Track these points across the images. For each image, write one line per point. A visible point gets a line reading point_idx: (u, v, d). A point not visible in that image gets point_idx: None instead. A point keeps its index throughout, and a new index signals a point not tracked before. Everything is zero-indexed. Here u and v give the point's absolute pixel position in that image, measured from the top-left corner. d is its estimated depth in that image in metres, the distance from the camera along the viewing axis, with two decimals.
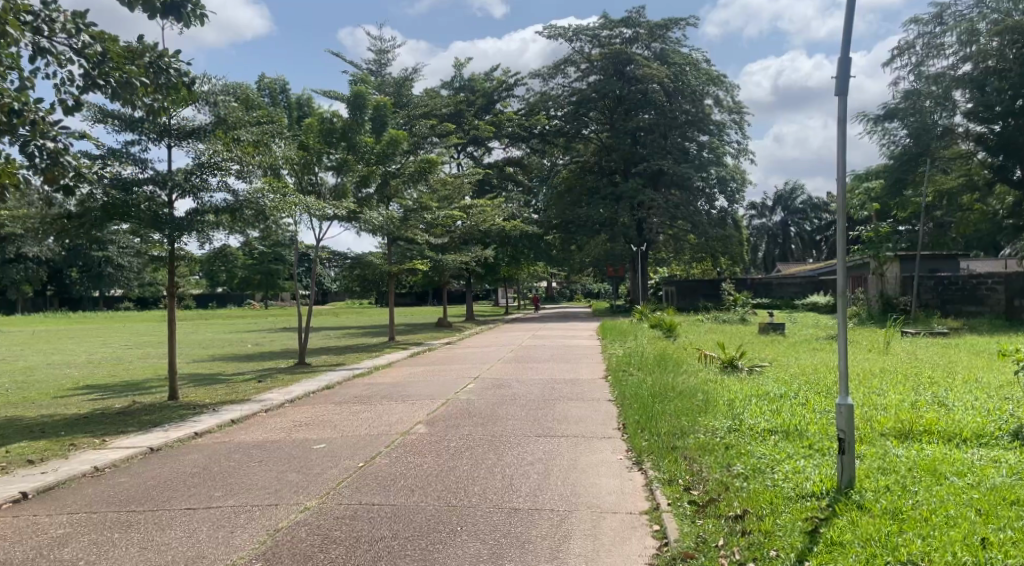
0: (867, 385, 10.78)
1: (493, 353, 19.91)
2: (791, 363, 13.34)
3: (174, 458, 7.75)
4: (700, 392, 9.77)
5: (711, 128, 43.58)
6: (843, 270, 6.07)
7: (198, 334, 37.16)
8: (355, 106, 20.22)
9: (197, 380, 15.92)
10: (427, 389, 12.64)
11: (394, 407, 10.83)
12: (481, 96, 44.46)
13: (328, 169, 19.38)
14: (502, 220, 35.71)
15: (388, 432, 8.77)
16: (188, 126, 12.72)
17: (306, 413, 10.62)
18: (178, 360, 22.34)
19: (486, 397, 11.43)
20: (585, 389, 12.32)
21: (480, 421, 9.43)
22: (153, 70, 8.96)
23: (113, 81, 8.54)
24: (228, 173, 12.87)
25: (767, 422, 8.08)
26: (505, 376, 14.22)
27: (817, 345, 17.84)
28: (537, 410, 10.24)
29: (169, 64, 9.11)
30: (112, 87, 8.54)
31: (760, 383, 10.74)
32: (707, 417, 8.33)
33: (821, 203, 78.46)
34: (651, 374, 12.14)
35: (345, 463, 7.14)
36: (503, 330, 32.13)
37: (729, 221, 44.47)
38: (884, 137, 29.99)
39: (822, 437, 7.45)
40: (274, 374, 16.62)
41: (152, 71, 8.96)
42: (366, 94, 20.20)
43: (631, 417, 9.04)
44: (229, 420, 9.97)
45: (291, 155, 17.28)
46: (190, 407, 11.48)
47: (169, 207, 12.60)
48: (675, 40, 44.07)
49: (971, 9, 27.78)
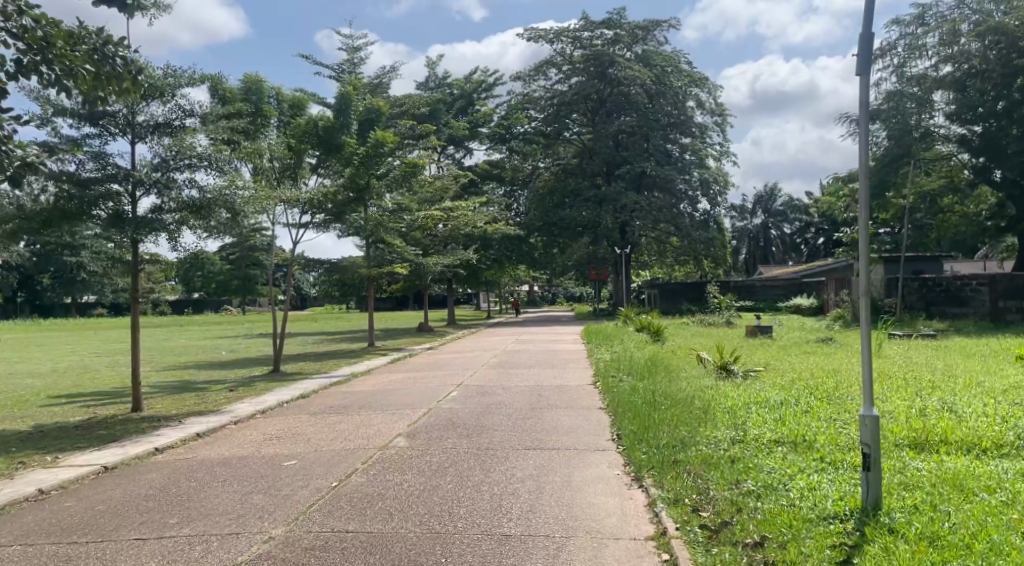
0: (869, 388, 10.30)
1: (476, 358, 19.33)
2: (787, 368, 12.82)
3: (130, 477, 7.12)
4: (696, 399, 9.22)
5: (693, 130, 43.39)
6: (864, 266, 5.54)
7: (171, 340, 36.30)
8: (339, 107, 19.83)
9: (165, 389, 15.22)
10: (408, 397, 12.04)
11: (373, 417, 10.23)
12: (461, 98, 43.92)
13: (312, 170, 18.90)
14: (483, 223, 35.18)
15: (366, 446, 8.16)
16: (154, 121, 12.06)
17: (278, 424, 10.00)
18: (149, 368, 21.58)
19: (470, 406, 10.86)
20: (573, 395, 11.79)
21: (465, 432, 8.85)
22: (97, 56, 8.28)
23: (55, 68, 8.03)
24: (196, 168, 12.19)
25: (773, 432, 7.56)
26: (488, 383, 13.65)
27: (809, 348, 17.38)
28: (525, 420, 9.67)
29: (114, 53, 8.44)
30: (54, 74, 8.03)
31: (758, 389, 10.22)
32: (708, 427, 7.78)
33: (801, 204, 78.50)
34: (642, 379, 11.62)
35: (317, 483, 6.52)
36: (486, 335, 31.57)
37: (711, 223, 44.22)
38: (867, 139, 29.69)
39: (834, 449, 6.92)
40: (248, 382, 15.96)
41: (96, 57, 8.27)
42: (351, 95, 19.69)
43: (626, 426, 8.49)
44: (194, 433, 9.34)
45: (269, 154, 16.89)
46: (154, 420, 10.81)
47: (131, 205, 11.92)
48: (656, 41, 43.75)
49: (953, 10, 27.42)
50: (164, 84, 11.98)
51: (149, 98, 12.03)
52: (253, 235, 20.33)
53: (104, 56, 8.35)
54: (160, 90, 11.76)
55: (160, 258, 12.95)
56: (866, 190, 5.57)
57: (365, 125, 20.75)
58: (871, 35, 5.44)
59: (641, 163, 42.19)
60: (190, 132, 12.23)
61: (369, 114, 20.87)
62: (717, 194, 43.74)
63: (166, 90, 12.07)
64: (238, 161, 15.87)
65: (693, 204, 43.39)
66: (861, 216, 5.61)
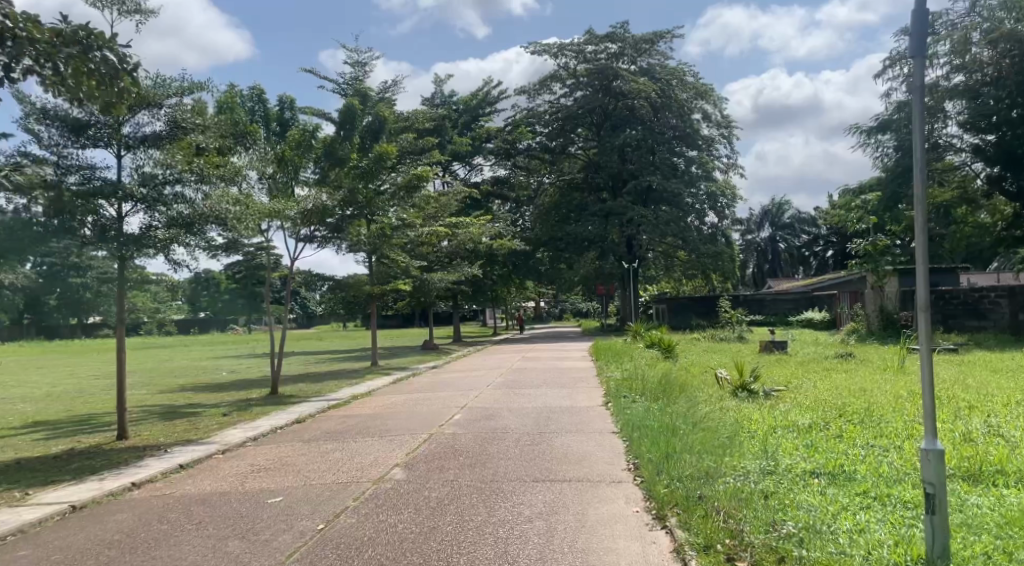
0: (902, 409, 9.56)
1: (483, 378, 18.65)
2: (810, 387, 12.12)
3: (97, 518, 6.43)
4: (717, 423, 8.53)
5: (700, 143, 42.87)
6: (925, 279, 4.85)
7: (172, 361, 35.69)
8: (345, 119, 19.73)
9: (158, 415, 14.56)
10: (408, 422, 11.34)
11: (370, 445, 9.54)
12: (466, 113, 43.56)
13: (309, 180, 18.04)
14: (488, 238, 34.68)
15: (360, 479, 7.45)
16: (141, 133, 11.48)
17: (269, 453, 9.34)
18: (145, 390, 20.93)
19: (473, 431, 10.16)
20: (584, 418, 11.10)
21: (467, 462, 8.16)
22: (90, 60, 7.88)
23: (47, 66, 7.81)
24: (189, 181, 11.59)
25: (808, 461, 6.85)
26: (495, 405, 12.95)
27: (828, 364, 16.62)
28: (531, 446, 8.98)
29: (102, 49, 7.97)
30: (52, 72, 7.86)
31: (782, 411, 9.54)
32: (736, 456, 7.07)
33: (809, 218, 77.71)
34: (658, 400, 10.94)
35: (301, 526, 5.83)
36: (492, 352, 30.92)
37: (720, 237, 43.59)
38: (877, 150, 29.41)
39: (879, 482, 6.22)
40: (245, 405, 15.29)
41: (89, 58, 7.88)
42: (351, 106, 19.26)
43: (643, 455, 7.80)
44: (176, 465, 8.66)
45: (260, 168, 16.27)
46: (138, 449, 10.14)
47: (117, 221, 11.28)
48: (660, 53, 43.21)
49: (964, 17, 26.76)
50: (153, 94, 11.40)
51: (136, 109, 11.45)
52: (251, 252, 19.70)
53: (88, 50, 7.87)
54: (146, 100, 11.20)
55: (147, 275, 12.33)
56: (921, 187, 4.92)
57: (349, 126, 19.73)
58: (925, 14, 4.81)
59: (647, 176, 41.34)
60: (181, 145, 11.68)
61: (374, 126, 20.82)
62: (725, 207, 43.06)
63: (153, 101, 11.52)
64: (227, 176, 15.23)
65: (700, 217, 42.67)
66: (916, 216, 4.95)
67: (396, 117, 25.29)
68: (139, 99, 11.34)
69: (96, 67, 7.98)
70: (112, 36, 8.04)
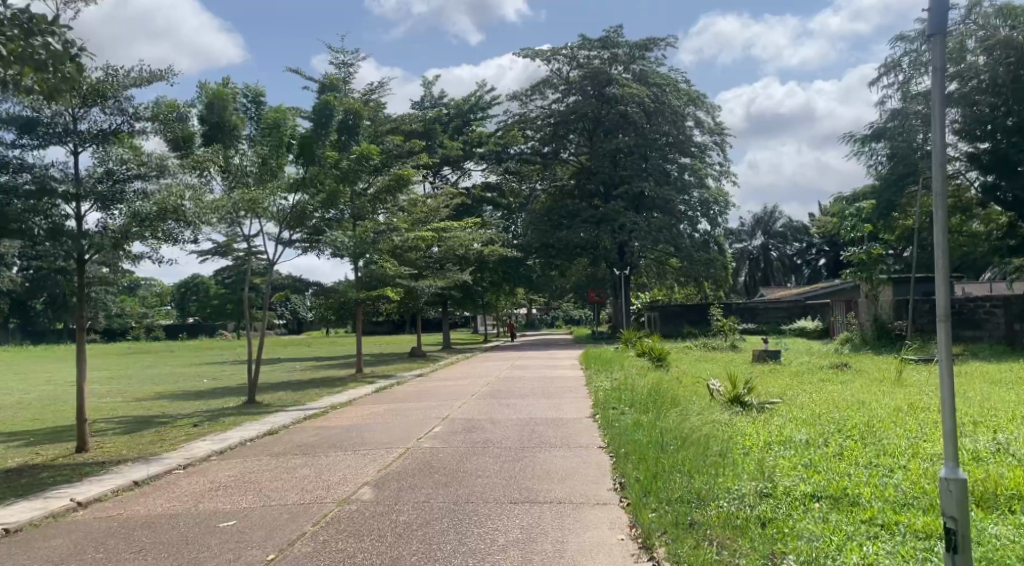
0: (905, 424, 9.03)
1: (469, 387, 18.11)
2: (807, 399, 11.60)
3: (30, 544, 5.86)
4: (708, 439, 8.02)
5: (692, 150, 42.62)
6: (942, 283, 4.34)
7: (154, 368, 34.86)
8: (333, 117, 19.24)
9: (126, 425, 13.96)
10: (385, 434, 10.77)
11: (342, 460, 8.98)
12: (456, 118, 42.93)
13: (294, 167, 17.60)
14: (479, 243, 34.15)
15: (324, 499, 6.88)
16: (96, 128, 11.13)
17: (233, 469, 8.77)
18: (122, 398, 20.33)
19: (452, 445, 9.60)
20: (570, 431, 10.59)
21: (443, 481, 7.59)
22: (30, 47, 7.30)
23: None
24: (148, 178, 11.30)
25: (808, 483, 6.31)
26: (477, 416, 12.39)
27: (824, 375, 16.12)
28: (513, 462, 8.44)
29: (43, 32, 7.35)
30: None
31: (778, 426, 9.06)
32: (730, 476, 6.54)
33: (801, 226, 77.64)
34: (647, 413, 10.40)
35: (250, 556, 5.28)
36: (481, 360, 30.26)
37: (712, 244, 43.16)
38: (870, 158, 29.04)
39: (887, 508, 5.70)
40: (219, 415, 14.71)
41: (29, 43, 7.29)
42: (333, 105, 18.67)
43: (630, 474, 7.27)
44: (130, 482, 8.10)
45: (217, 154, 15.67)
46: (95, 464, 9.57)
47: (75, 221, 10.86)
48: (653, 60, 42.83)
49: (960, 23, 26.28)
50: (108, 88, 11.12)
51: (89, 103, 11.11)
52: (232, 256, 19.18)
53: (30, 33, 7.27)
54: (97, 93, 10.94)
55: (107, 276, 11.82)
56: (942, 180, 4.42)
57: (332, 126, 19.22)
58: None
59: (639, 182, 40.95)
60: (139, 136, 11.45)
61: (348, 120, 19.78)
62: (718, 214, 42.76)
63: (109, 94, 11.18)
64: (192, 175, 15.24)
65: (692, 224, 42.41)
66: (936, 212, 4.45)
67: (384, 119, 24.77)
68: (90, 91, 11.02)
69: (31, 49, 7.29)
70: (54, 18, 7.44)
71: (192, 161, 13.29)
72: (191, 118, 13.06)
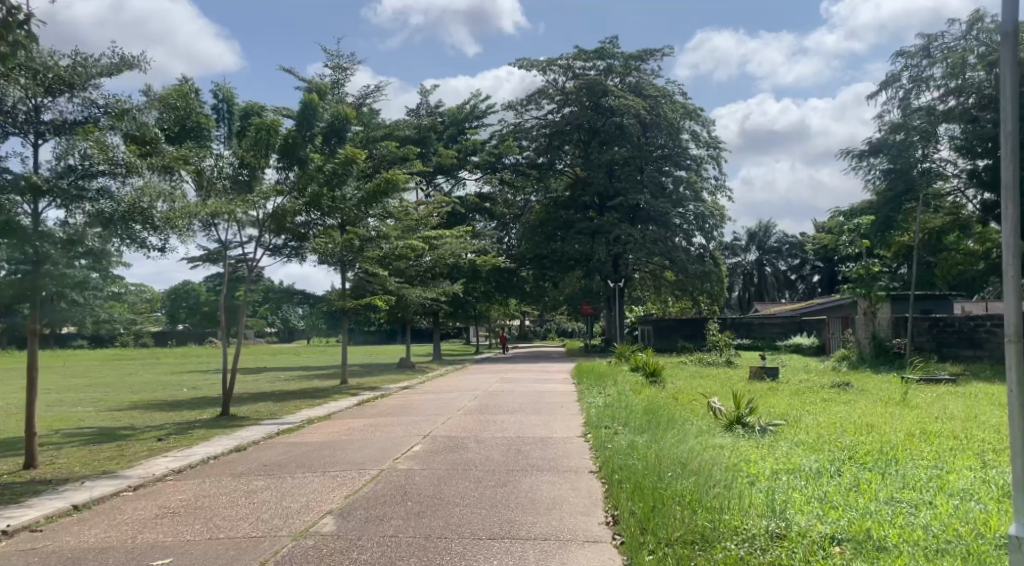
0: (922, 452, 8.30)
1: (455, 401, 17.32)
2: (813, 421, 10.88)
3: None
4: (709, 465, 7.28)
5: (689, 163, 41.91)
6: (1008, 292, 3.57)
7: (135, 375, 33.92)
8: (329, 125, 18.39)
9: (91, 438, 13.17)
10: (359, 453, 9.99)
11: (308, 482, 8.23)
12: (452, 126, 41.58)
13: (275, 172, 16.80)
14: (473, 255, 33.45)
15: (280, 531, 6.12)
16: (59, 121, 10.37)
17: (187, 491, 8.03)
18: (94, 408, 19.51)
19: (431, 467, 8.83)
20: (559, 452, 9.86)
21: (417, 509, 6.85)
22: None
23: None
24: (113, 175, 10.50)
25: (826, 522, 5.55)
26: (461, 433, 11.63)
27: (826, 394, 15.38)
28: (495, 488, 7.68)
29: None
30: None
31: (785, 451, 8.32)
32: (738, 512, 5.77)
33: (796, 241, 77.15)
34: (642, 434, 9.69)
35: None
36: (472, 372, 29.46)
37: (707, 258, 42.52)
38: (868, 172, 28.31)
39: (918, 553, 4.93)
40: (189, 428, 13.94)
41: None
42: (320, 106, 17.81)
43: (626, 505, 6.52)
44: (68, 506, 7.34)
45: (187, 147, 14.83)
46: (36, 483, 8.79)
47: (32, 219, 9.98)
48: (650, 72, 42.38)
49: (959, 40, 25.73)
50: (74, 77, 10.29)
51: (53, 92, 10.30)
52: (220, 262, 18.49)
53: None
54: (56, 83, 10.18)
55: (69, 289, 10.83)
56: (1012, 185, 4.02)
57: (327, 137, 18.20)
58: None
59: (635, 195, 40.51)
60: (105, 132, 10.64)
61: (336, 124, 18.75)
62: (713, 228, 42.01)
63: (74, 84, 10.35)
64: (161, 175, 14.62)
65: (687, 238, 41.81)
66: (1004, 209, 4.03)
67: (376, 125, 24.11)
68: (56, 81, 10.21)
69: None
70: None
71: (158, 155, 12.59)
72: (160, 117, 12.32)
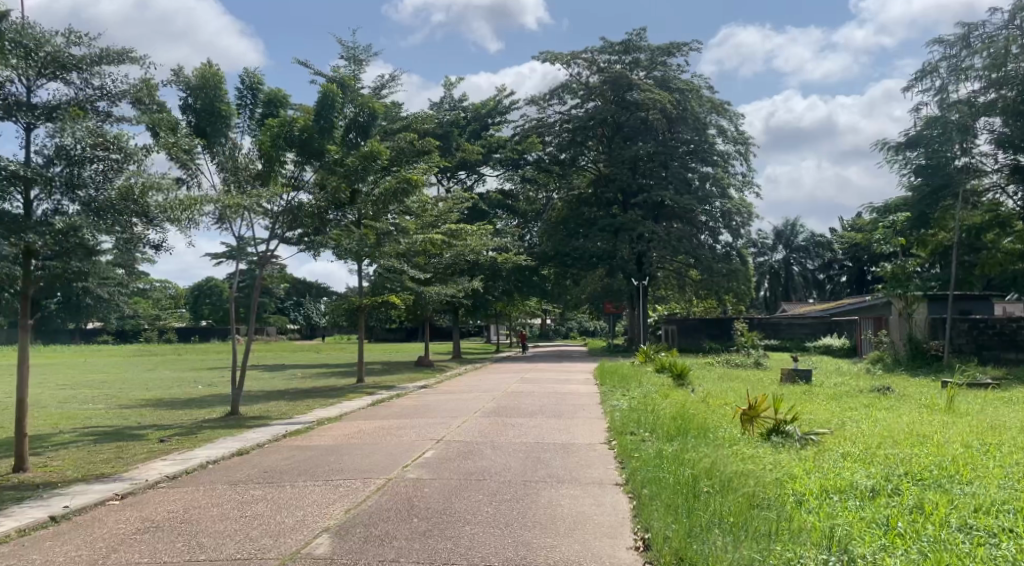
0: (985, 467, 7.46)
1: (474, 402, 16.62)
2: (859, 430, 10.04)
3: None
4: (751, 482, 6.49)
5: (715, 158, 40.84)
6: None
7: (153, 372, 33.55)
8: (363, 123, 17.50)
9: (94, 437, 12.65)
10: (366, 459, 9.30)
11: (308, 491, 7.56)
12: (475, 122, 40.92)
13: (294, 164, 16.16)
14: (492, 252, 32.77)
15: (265, 555, 5.41)
16: (49, 103, 9.65)
17: (176, 501, 7.40)
18: (106, 405, 19.11)
19: (442, 477, 8.10)
20: (581, 461, 9.13)
21: (425, 528, 6.11)
22: None
23: None
24: (108, 160, 9.65)
25: (895, 555, 4.73)
26: (478, 438, 10.89)
27: (864, 399, 14.57)
28: (511, 503, 6.95)
29: None
30: None
31: (833, 466, 7.51)
32: (793, 542, 4.96)
33: (824, 240, 75.61)
34: (672, 443, 8.95)
35: None
36: (493, 370, 28.77)
37: (734, 256, 41.51)
38: (905, 166, 27.40)
39: None
40: (194, 428, 13.35)
41: None
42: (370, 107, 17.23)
43: (660, 527, 5.74)
44: (47, 516, 6.75)
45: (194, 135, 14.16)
46: (21, 489, 8.20)
47: (23, 210, 9.22)
48: (676, 67, 41.42)
49: (1000, 29, 24.40)
50: (65, 56, 9.67)
51: (44, 72, 9.69)
52: (241, 259, 17.93)
53: None
54: (44, 63, 9.60)
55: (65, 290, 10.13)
56: None
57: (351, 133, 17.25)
58: None
59: (659, 191, 39.54)
60: (104, 118, 10.09)
61: (359, 118, 17.47)
62: (740, 225, 41.01)
63: (65, 64, 9.75)
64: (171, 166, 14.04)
65: (713, 235, 40.91)
66: None
67: (395, 117, 23.45)
68: (48, 60, 9.62)
69: None
70: None
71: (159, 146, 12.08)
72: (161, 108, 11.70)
